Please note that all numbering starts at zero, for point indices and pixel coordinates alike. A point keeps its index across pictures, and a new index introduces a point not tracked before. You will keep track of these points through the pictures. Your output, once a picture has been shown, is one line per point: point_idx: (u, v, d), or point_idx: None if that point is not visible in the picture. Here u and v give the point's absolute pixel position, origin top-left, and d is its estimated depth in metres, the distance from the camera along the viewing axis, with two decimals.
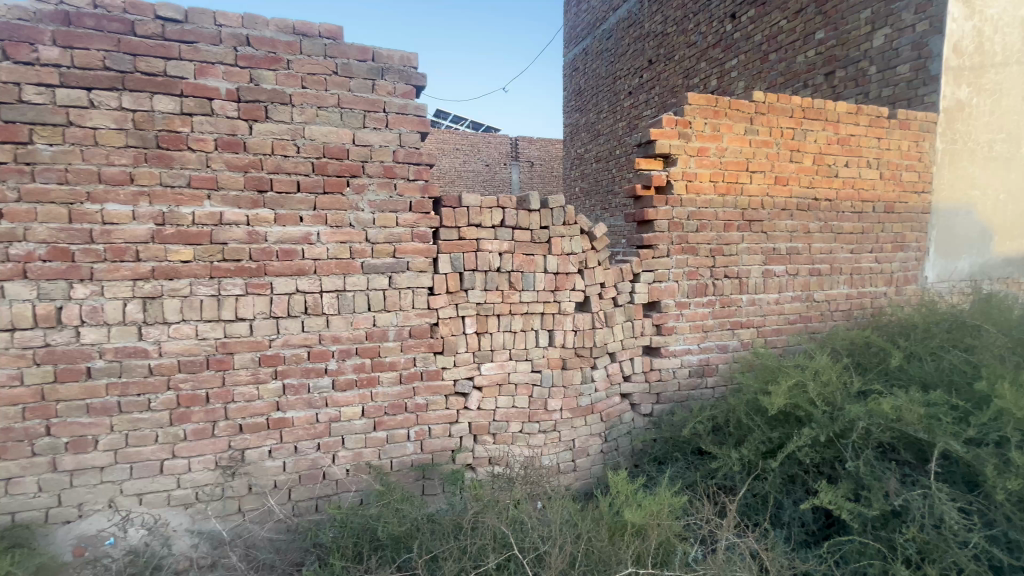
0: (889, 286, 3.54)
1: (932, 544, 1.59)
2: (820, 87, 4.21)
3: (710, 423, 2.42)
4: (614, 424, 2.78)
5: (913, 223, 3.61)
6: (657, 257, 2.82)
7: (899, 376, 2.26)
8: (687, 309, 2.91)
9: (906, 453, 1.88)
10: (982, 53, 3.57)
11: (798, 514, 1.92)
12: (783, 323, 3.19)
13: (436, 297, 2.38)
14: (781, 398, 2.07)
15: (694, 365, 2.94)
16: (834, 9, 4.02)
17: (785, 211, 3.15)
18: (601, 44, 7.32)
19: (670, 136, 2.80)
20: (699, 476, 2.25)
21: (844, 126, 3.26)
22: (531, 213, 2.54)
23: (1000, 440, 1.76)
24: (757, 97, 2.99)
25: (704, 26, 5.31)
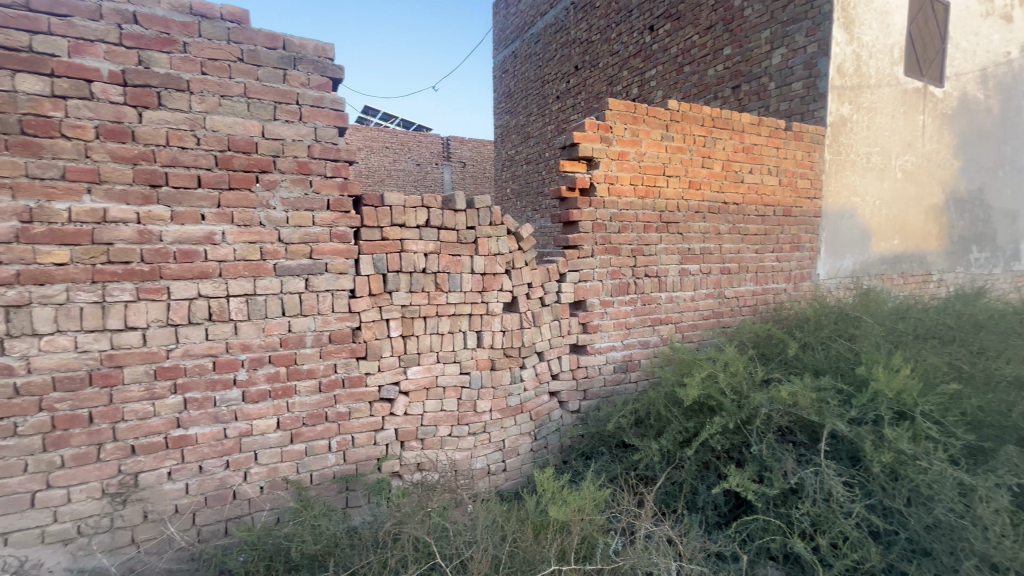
0: (788, 282, 3.89)
1: (823, 516, 1.75)
2: (728, 99, 4.54)
3: (633, 416, 2.52)
4: (543, 422, 2.82)
5: (807, 225, 3.99)
6: (582, 257, 2.89)
7: (795, 363, 2.48)
8: (611, 307, 3.01)
9: (801, 435, 2.06)
10: (860, 75, 4.03)
11: (711, 498, 2.04)
12: (698, 318, 3.40)
13: (358, 300, 2.27)
14: (695, 389, 2.20)
15: (619, 361, 3.05)
16: (738, 28, 4.35)
17: (699, 214, 3.36)
18: (529, 48, 7.42)
19: (592, 139, 2.88)
20: (622, 468, 2.33)
21: (748, 136, 3.53)
22: (456, 213, 2.51)
23: (876, 418, 1.98)
24: (672, 105, 3.16)
25: (626, 36, 5.54)
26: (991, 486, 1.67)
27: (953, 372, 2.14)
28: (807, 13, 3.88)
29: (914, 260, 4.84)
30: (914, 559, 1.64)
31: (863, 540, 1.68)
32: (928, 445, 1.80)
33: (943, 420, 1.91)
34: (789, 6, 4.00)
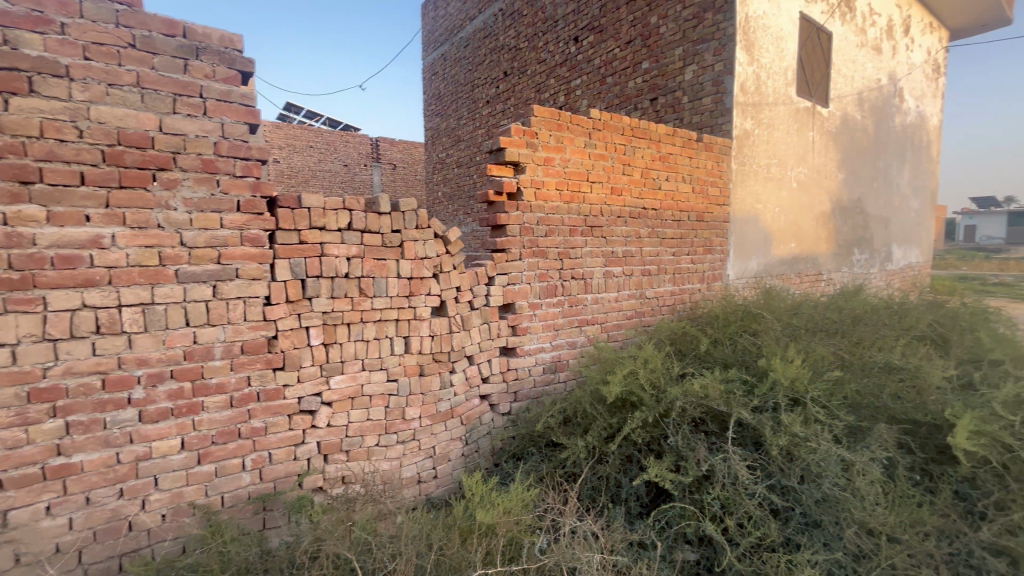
0: (702, 283, 4.19)
1: (731, 498, 1.89)
2: (647, 111, 4.80)
3: (561, 416, 2.58)
4: (474, 426, 2.81)
5: (718, 230, 4.31)
6: (510, 261, 2.92)
7: (707, 357, 2.66)
8: (539, 309, 3.07)
9: (712, 425, 2.21)
10: (760, 93, 4.43)
11: (633, 489, 2.14)
12: (622, 318, 3.56)
13: (274, 307, 2.14)
14: (617, 386, 2.30)
15: (548, 362, 3.11)
16: (655, 43, 4.62)
17: (621, 219, 3.52)
18: (458, 52, 7.40)
19: (518, 145, 2.93)
20: (550, 467, 2.38)
21: (664, 146, 3.75)
22: (381, 216, 2.44)
23: (775, 405, 2.17)
24: (594, 114, 3.29)
25: (552, 45, 5.70)
26: (866, 460, 1.89)
27: (837, 361, 2.40)
28: (714, 34, 4.20)
29: (808, 261, 5.39)
30: (807, 531, 1.82)
31: (765, 518, 1.83)
32: (817, 428, 2.00)
33: (829, 404, 2.13)
34: (698, 26, 4.30)
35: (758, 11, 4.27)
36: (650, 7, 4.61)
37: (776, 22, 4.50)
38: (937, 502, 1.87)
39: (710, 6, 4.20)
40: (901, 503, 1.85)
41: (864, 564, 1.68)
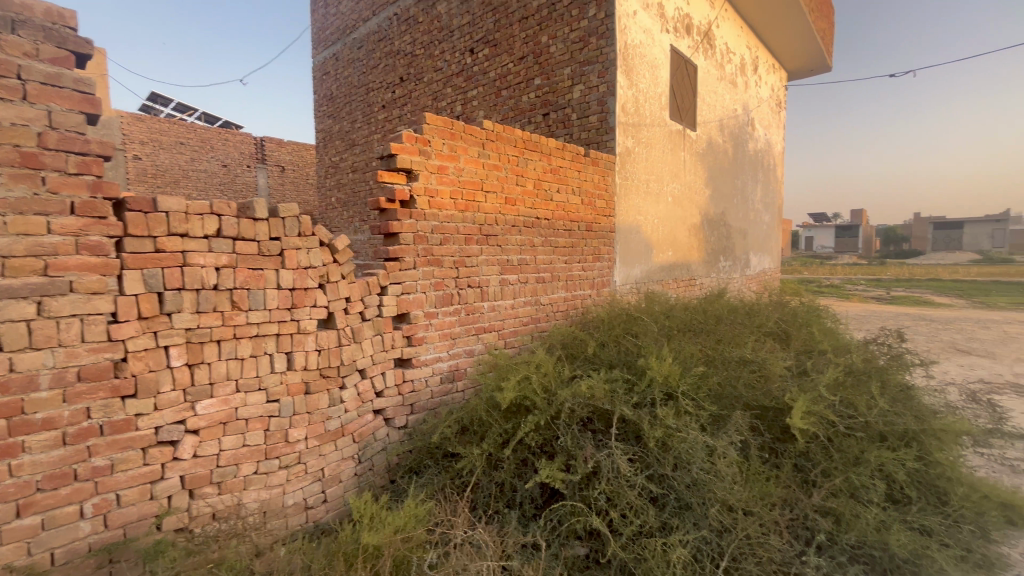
0: (592, 289, 4.45)
1: (615, 491, 2.02)
2: (540, 124, 5.01)
3: (457, 425, 2.55)
4: (368, 443, 2.67)
5: (606, 239, 4.61)
6: (404, 269, 2.85)
7: (595, 359, 2.83)
8: (435, 318, 3.03)
9: (598, 423, 2.34)
10: (639, 115, 4.84)
11: (527, 491, 2.18)
12: (518, 325, 3.65)
13: (122, 326, 1.85)
14: (511, 392, 2.33)
15: (445, 372, 3.07)
16: (546, 62, 4.85)
17: (515, 228, 3.61)
18: (351, 53, 7.11)
19: (411, 151, 2.88)
20: (446, 478, 2.34)
21: (554, 159, 3.92)
22: (257, 222, 2.24)
23: (651, 400, 2.37)
24: (487, 125, 3.35)
25: (448, 54, 5.69)
26: (726, 444, 2.13)
27: (703, 356, 2.69)
28: (598, 58, 4.51)
29: (683, 268, 5.98)
30: (679, 513, 2.00)
31: (644, 506, 1.98)
32: (686, 418, 2.22)
33: (696, 397, 2.38)
34: (584, 49, 4.59)
35: (635, 40, 4.68)
36: (541, 27, 4.83)
37: (651, 51, 4.96)
38: (781, 475, 2.17)
39: (594, 31, 4.51)
40: (753, 479, 2.11)
41: (725, 537, 1.89)
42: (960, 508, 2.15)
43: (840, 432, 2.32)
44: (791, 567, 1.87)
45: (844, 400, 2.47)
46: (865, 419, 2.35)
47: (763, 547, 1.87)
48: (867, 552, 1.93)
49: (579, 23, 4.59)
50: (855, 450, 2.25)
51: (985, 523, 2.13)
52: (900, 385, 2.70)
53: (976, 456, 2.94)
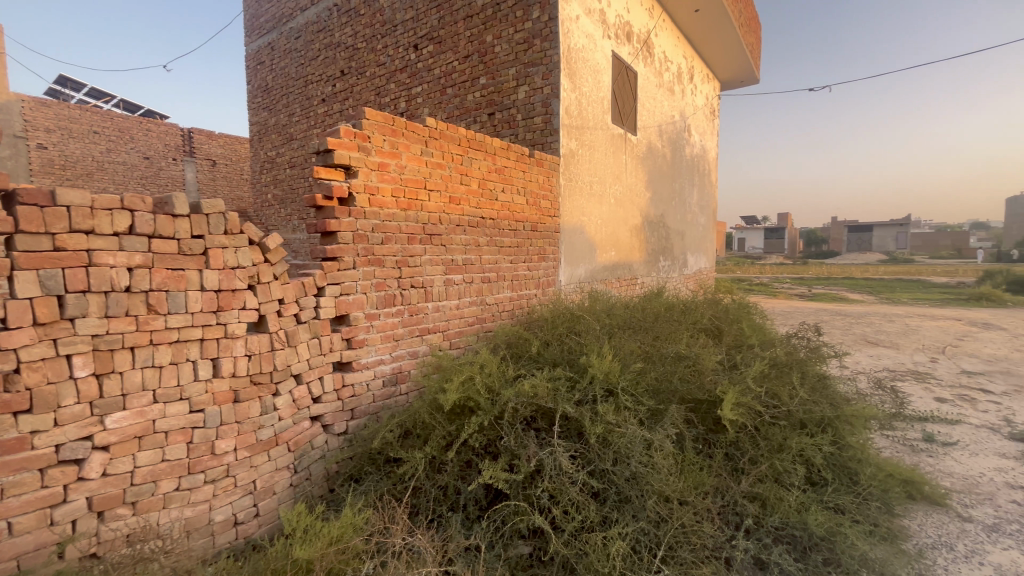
0: (537, 289, 4.49)
1: (557, 488, 2.04)
2: (485, 124, 4.99)
3: (399, 429, 2.49)
4: (305, 451, 2.54)
5: (551, 240, 4.67)
6: (343, 269, 2.73)
7: (538, 358, 2.85)
8: (377, 320, 2.93)
9: (542, 422, 2.36)
10: (582, 118, 4.94)
11: (471, 493, 2.16)
12: (463, 325, 3.61)
13: (13, 333, 1.65)
14: (454, 393, 2.30)
15: (387, 375, 2.98)
16: (491, 61, 4.84)
17: (460, 227, 3.57)
18: (288, 43, 6.76)
19: (349, 147, 2.77)
20: (388, 483, 2.27)
21: (499, 159, 3.92)
22: (176, 218, 2.06)
23: (593, 397, 2.42)
24: (430, 122, 3.29)
25: (391, 49, 5.54)
26: (662, 437, 2.21)
27: (642, 353, 2.78)
28: (542, 60, 4.56)
29: (625, 267, 6.18)
30: (619, 507, 2.05)
31: (585, 501, 2.01)
32: (626, 414, 2.28)
33: (635, 392, 2.45)
34: (529, 50, 4.62)
35: (578, 44, 4.78)
36: (485, 26, 4.82)
37: (593, 56, 5.07)
38: (713, 465, 2.28)
39: (538, 33, 4.55)
40: (689, 470, 2.20)
41: (662, 527, 1.96)
42: (868, 487, 2.35)
43: (766, 421, 2.47)
44: (722, 551, 1.97)
45: (769, 391, 2.64)
46: (787, 408, 2.53)
47: (697, 534, 1.95)
48: (790, 532, 2.07)
49: (523, 25, 4.62)
50: (779, 437, 2.41)
51: (889, 499, 2.34)
52: (817, 375, 2.92)
53: (882, 437, 3.24)
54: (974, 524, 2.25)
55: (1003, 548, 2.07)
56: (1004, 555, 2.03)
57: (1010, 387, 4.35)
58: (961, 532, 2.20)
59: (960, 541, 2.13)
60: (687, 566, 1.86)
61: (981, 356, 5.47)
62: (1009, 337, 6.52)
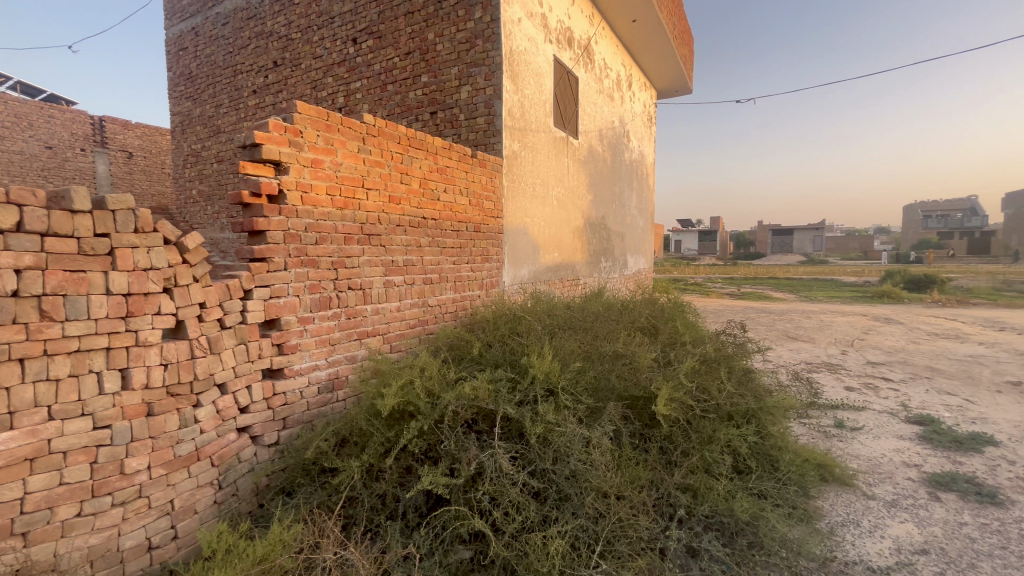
0: (481, 290, 4.48)
1: (498, 490, 2.02)
2: (427, 123, 4.92)
3: (335, 437, 2.38)
4: (231, 465, 2.35)
5: (494, 240, 4.67)
6: (272, 270, 2.57)
7: (480, 360, 2.83)
8: (311, 324, 2.79)
9: (483, 424, 2.35)
10: (524, 120, 4.98)
11: (410, 500, 2.10)
12: (404, 328, 3.52)
13: None
14: (392, 398, 2.23)
15: (323, 381, 2.85)
16: (432, 59, 4.77)
17: (400, 227, 3.48)
18: (214, 29, 6.27)
19: (279, 142, 2.62)
20: (322, 495, 2.16)
21: (440, 158, 3.87)
22: (75, 215, 1.85)
23: (533, 398, 2.43)
24: (367, 119, 3.18)
25: (328, 42, 5.30)
26: (600, 434, 2.26)
27: (581, 352, 2.83)
28: (485, 60, 4.55)
29: (567, 268, 6.29)
30: (559, 505, 2.07)
31: (525, 501, 2.02)
32: (566, 413, 2.31)
33: (575, 391, 2.49)
34: (471, 50, 4.60)
35: (520, 47, 4.81)
36: (427, 24, 4.75)
37: (535, 59, 5.13)
38: (648, 459, 2.37)
39: (480, 34, 4.54)
40: (625, 465, 2.27)
41: (600, 522, 2.00)
42: (787, 472, 2.53)
43: (697, 415, 2.59)
44: (656, 542, 2.04)
45: (699, 386, 2.78)
46: (716, 401, 2.67)
47: (633, 527, 2.01)
48: (719, 519, 2.18)
49: (465, 24, 4.59)
50: (709, 429, 2.53)
51: (805, 482, 2.53)
52: (743, 369, 3.11)
53: (800, 425, 3.50)
54: (877, 501, 2.48)
55: (901, 521, 2.29)
56: (901, 527, 2.25)
57: (906, 375, 4.85)
58: (866, 509, 2.42)
59: (865, 517, 2.34)
60: (624, 559, 1.91)
61: (882, 348, 6.06)
62: (905, 330, 7.28)
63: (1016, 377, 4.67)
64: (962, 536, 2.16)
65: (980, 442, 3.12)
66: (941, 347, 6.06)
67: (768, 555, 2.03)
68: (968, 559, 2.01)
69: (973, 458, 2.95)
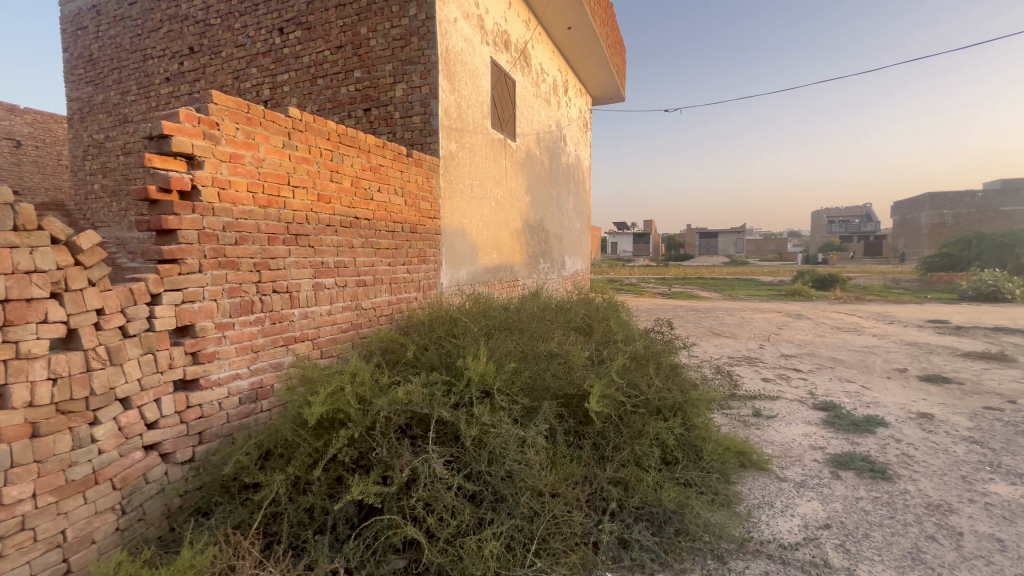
0: (418, 292, 4.39)
1: (432, 496, 1.98)
2: (361, 120, 4.75)
3: (258, 450, 2.22)
4: (136, 487, 2.09)
5: (431, 241, 4.60)
6: (185, 273, 2.34)
7: (415, 364, 2.77)
8: (230, 330, 2.58)
9: (417, 429, 2.30)
10: (461, 120, 4.95)
11: (341, 512, 2.00)
12: (336, 332, 3.37)
13: None
14: (321, 406, 2.12)
15: (245, 392, 2.64)
16: (366, 54, 4.63)
17: (330, 227, 3.32)
18: (118, 7, 5.49)
19: (191, 134, 2.41)
20: (242, 513, 2.00)
21: (374, 156, 3.75)
22: None
23: (469, 400, 2.42)
24: (293, 113, 3.02)
25: (252, 30, 4.95)
26: (535, 433, 2.29)
27: (517, 353, 2.85)
28: (420, 59, 4.47)
29: (506, 269, 6.33)
30: (495, 507, 2.07)
31: (461, 505, 1.99)
32: (501, 414, 2.31)
33: (511, 392, 2.51)
34: (406, 47, 4.50)
35: (456, 47, 4.78)
36: (360, 18, 4.60)
37: (472, 60, 5.11)
38: (582, 455, 2.42)
39: (415, 31, 4.46)
40: (560, 462, 2.31)
41: (535, 521, 2.02)
42: (710, 460, 2.69)
43: (628, 410, 2.70)
44: (590, 536, 2.09)
45: (630, 382, 2.88)
46: (646, 397, 2.78)
47: (567, 523, 2.04)
48: (648, 510, 2.27)
49: (399, 21, 4.49)
50: (639, 424, 2.64)
51: (726, 469, 2.69)
52: (670, 365, 3.27)
53: (722, 416, 3.73)
54: (788, 482, 2.69)
55: (808, 500, 2.50)
56: (808, 505, 2.45)
57: (813, 365, 5.31)
58: (779, 490, 2.61)
59: (778, 498, 2.53)
60: (558, 555, 1.93)
61: (794, 341, 6.62)
62: (813, 325, 7.99)
63: (901, 364, 5.27)
64: (858, 510, 2.40)
65: (873, 424, 3.48)
66: (842, 340, 6.71)
67: (693, 540, 2.14)
68: (863, 530, 2.23)
69: (867, 438, 3.28)
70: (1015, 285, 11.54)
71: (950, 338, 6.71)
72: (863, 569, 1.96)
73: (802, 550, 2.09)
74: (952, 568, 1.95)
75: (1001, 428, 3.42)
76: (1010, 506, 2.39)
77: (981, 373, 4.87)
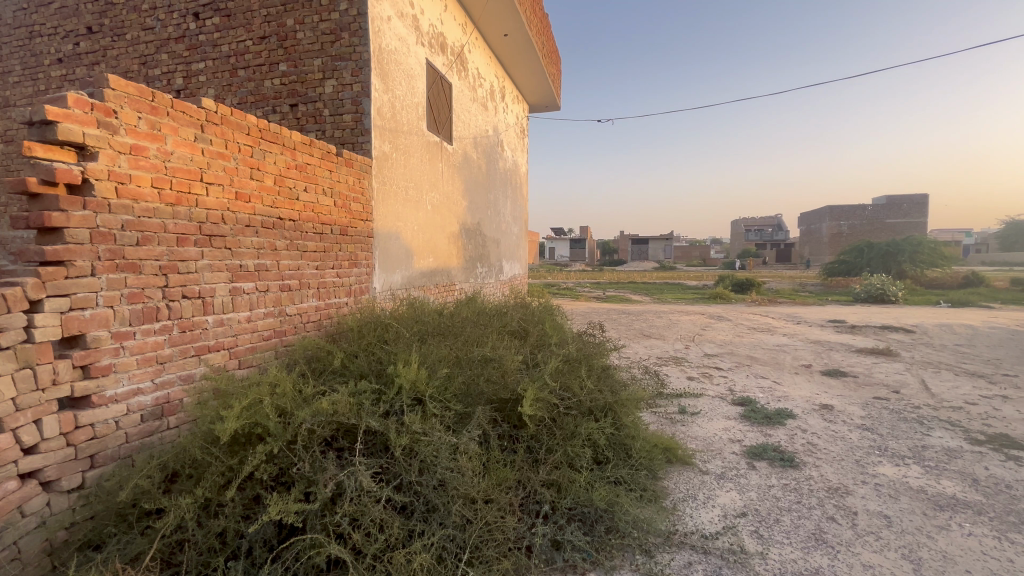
0: (348, 296, 4.21)
1: (359, 511, 1.89)
2: (287, 116, 4.48)
3: (162, 472, 1.99)
4: (9, 523, 1.78)
5: (364, 244, 4.43)
6: (74, 277, 2.06)
7: (342, 372, 2.65)
8: (130, 340, 2.30)
9: (343, 441, 2.19)
10: (395, 121, 4.82)
11: (258, 533, 1.84)
12: (256, 340, 3.16)
13: None
14: (235, 420, 1.94)
15: (147, 408, 2.37)
16: (292, 47, 4.39)
17: (250, 228, 3.10)
18: None
19: (81, 121, 2.13)
20: (139, 544, 1.78)
21: (299, 154, 3.55)
22: None
23: (399, 408, 2.35)
24: (207, 104, 2.79)
25: (163, 12, 4.53)
26: (468, 440, 2.25)
27: (451, 357, 2.80)
28: (351, 55, 4.32)
29: (443, 274, 6.26)
30: (426, 517, 2.01)
31: (389, 518, 1.92)
32: (433, 421, 2.26)
33: (443, 399, 2.46)
34: (336, 43, 4.33)
35: (390, 46, 4.67)
36: (286, 8, 4.37)
37: (406, 60, 5.01)
38: (516, 459, 2.42)
39: (346, 27, 4.29)
40: (493, 467, 2.28)
41: (467, 529, 1.98)
42: (638, 458, 2.78)
43: (561, 412, 2.74)
44: (523, 540, 2.09)
45: (563, 384, 2.94)
46: (578, 398, 2.84)
47: (501, 529, 2.02)
48: (580, 510, 2.31)
49: (329, 15, 4.30)
50: (571, 425, 2.68)
51: (654, 466, 2.81)
52: (601, 367, 3.36)
53: (650, 414, 3.90)
54: (709, 475, 2.84)
55: (727, 491, 2.65)
56: (727, 496, 2.60)
57: (731, 363, 5.69)
58: (701, 483, 2.76)
59: (700, 490, 2.67)
60: (491, 563, 1.91)
61: (715, 341, 7.07)
62: (732, 325, 8.59)
63: (807, 360, 5.79)
64: (770, 497, 2.58)
65: (783, 416, 3.78)
66: (757, 339, 7.26)
67: (622, 537, 2.19)
68: (775, 516, 2.39)
69: (778, 429, 3.56)
70: (898, 287, 13.13)
71: (846, 335, 7.49)
72: (774, 552, 2.10)
73: (722, 539, 2.20)
74: (848, 545, 2.14)
75: (887, 415, 3.84)
76: (895, 485, 2.67)
77: (870, 366, 5.46)
